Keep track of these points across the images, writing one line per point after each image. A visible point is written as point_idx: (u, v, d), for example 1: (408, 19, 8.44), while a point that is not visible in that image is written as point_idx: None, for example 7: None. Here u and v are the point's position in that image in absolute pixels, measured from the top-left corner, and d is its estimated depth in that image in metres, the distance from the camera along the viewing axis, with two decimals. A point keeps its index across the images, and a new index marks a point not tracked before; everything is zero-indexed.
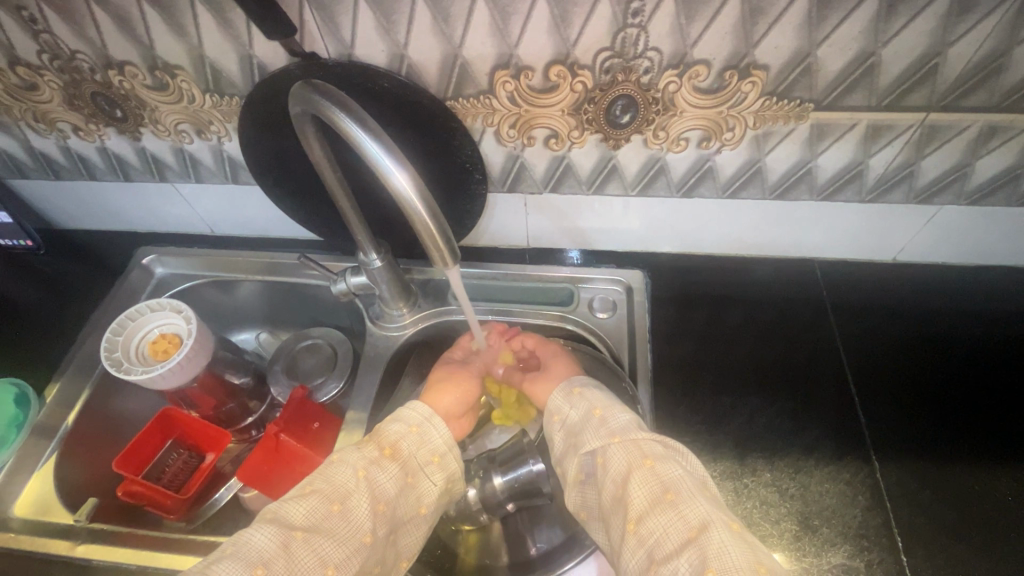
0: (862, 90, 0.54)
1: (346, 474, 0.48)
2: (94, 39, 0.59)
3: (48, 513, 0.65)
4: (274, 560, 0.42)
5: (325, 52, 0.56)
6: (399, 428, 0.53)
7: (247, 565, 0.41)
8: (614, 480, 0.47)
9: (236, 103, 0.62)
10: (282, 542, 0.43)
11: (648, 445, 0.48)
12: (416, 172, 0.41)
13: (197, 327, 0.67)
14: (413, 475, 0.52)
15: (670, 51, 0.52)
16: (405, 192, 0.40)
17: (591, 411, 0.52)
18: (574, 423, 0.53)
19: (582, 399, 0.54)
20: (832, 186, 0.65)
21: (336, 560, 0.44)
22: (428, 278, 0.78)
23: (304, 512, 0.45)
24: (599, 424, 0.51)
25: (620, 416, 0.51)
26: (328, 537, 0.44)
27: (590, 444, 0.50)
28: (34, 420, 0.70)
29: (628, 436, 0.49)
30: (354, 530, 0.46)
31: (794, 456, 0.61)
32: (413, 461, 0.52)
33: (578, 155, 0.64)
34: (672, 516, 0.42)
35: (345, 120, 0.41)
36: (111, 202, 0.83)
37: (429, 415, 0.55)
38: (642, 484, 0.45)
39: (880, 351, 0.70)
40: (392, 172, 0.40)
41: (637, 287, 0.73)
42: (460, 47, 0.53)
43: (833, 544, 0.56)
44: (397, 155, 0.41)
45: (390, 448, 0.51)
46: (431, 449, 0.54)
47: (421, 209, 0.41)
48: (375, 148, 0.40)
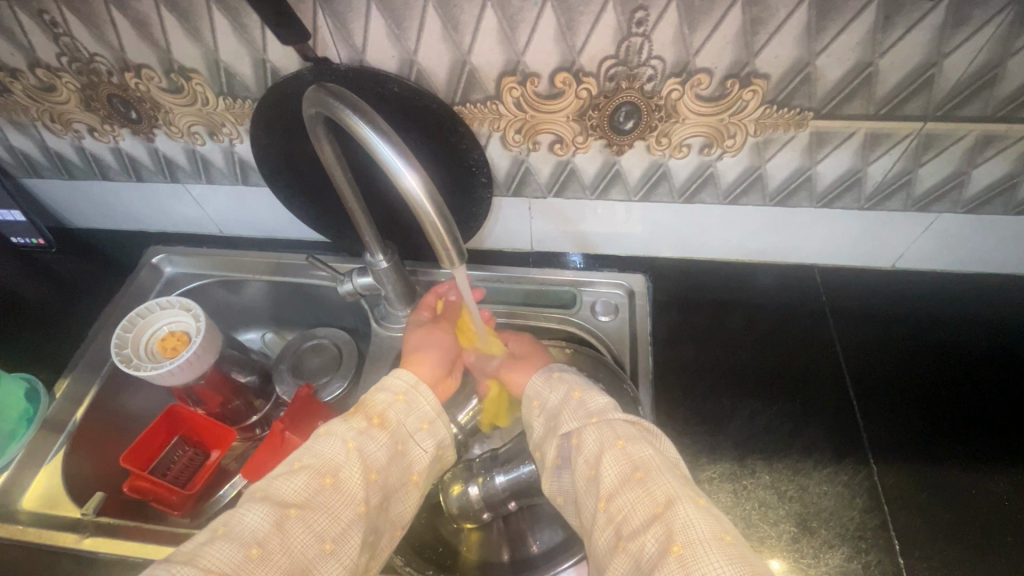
0: (860, 99, 0.55)
1: (335, 447, 0.48)
2: (113, 43, 0.60)
3: (54, 506, 0.65)
4: (269, 539, 0.42)
5: (337, 58, 0.57)
6: (387, 396, 0.55)
7: (242, 545, 0.41)
8: (586, 460, 0.48)
9: (249, 106, 0.64)
10: (276, 520, 0.43)
11: (622, 426, 0.48)
12: (425, 173, 0.42)
13: (206, 325, 0.69)
14: (404, 443, 0.53)
15: (673, 59, 0.53)
16: (415, 192, 0.41)
17: (569, 393, 0.54)
18: (553, 406, 0.54)
19: (561, 382, 0.56)
20: (832, 192, 0.66)
21: (331, 535, 0.44)
22: (433, 279, 0.80)
23: (297, 487, 0.45)
24: (576, 406, 0.52)
25: (597, 398, 0.52)
26: (323, 513, 0.45)
27: (568, 426, 0.51)
28: (44, 414, 0.71)
29: (605, 417, 0.49)
30: (348, 502, 0.46)
31: (793, 459, 0.62)
32: (402, 429, 0.53)
33: (582, 160, 0.65)
34: (640, 494, 0.43)
35: (358, 122, 0.42)
36: (122, 202, 0.85)
37: (414, 383, 0.57)
38: (613, 462, 0.46)
39: (879, 356, 0.70)
40: (403, 173, 0.41)
41: (638, 291, 0.75)
42: (468, 54, 0.55)
43: (832, 546, 0.56)
44: (409, 157, 0.42)
45: (378, 417, 0.52)
46: (420, 416, 0.55)
47: (429, 209, 0.42)
48: (387, 151, 0.41)
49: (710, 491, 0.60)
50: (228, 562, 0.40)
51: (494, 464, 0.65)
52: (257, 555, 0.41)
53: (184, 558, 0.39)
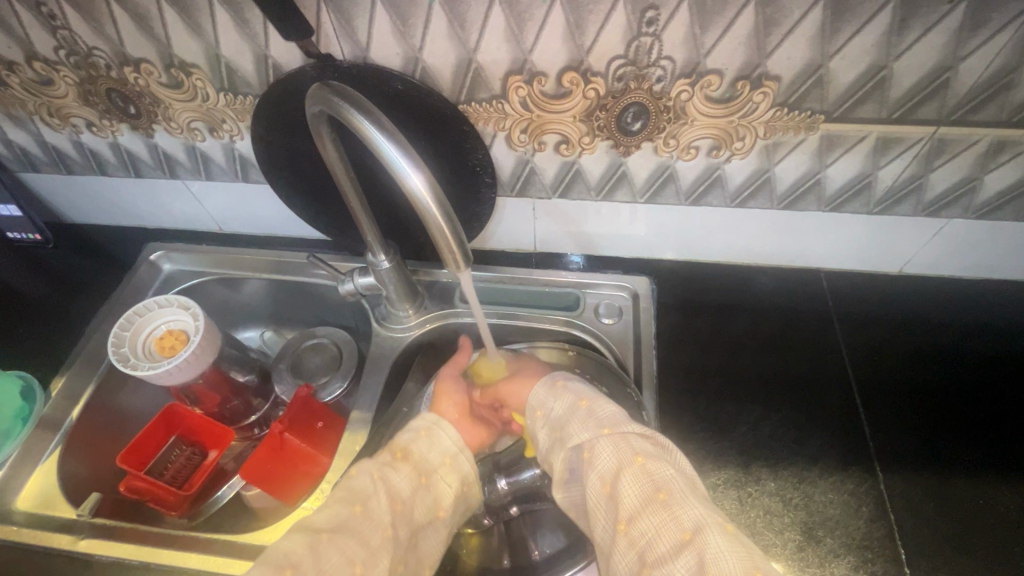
0: (873, 103, 0.54)
1: (364, 479, 0.49)
2: (112, 36, 0.59)
3: (49, 506, 0.65)
4: (302, 561, 0.42)
5: (340, 54, 0.56)
6: (410, 432, 0.55)
7: (276, 567, 0.41)
8: (602, 477, 0.46)
9: (250, 102, 0.63)
10: (311, 543, 0.43)
11: (637, 441, 0.47)
12: (431, 174, 0.41)
13: (204, 323, 0.68)
14: (427, 476, 0.52)
15: (683, 59, 0.52)
16: (419, 193, 0.40)
17: (577, 402, 0.53)
18: (559, 415, 0.53)
19: (566, 392, 0.54)
20: (840, 197, 0.65)
21: (363, 559, 0.44)
22: (435, 279, 0.79)
23: (329, 518, 0.46)
24: (587, 415, 0.51)
25: (606, 407, 0.51)
26: (353, 537, 0.45)
27: (578, 437, 0.49)
28: (40, 413, 0.70)
29: (618, 429, 0.48)
30: (375, 526, 0.46)
31: (798, 466, 0.61)
32: (426, 462, 0.53)
33: (589, 161, 0.64)
34: (664, 517, 0.42)
35: (363, 121, 0.41)
36: (121, 198, 0.84)
37: (436, 420, 0.56)
38: (633, 482, 0.44)
39: (886, 361, 0.70)
40: (408, 174, 0.40)
41: (643, 293, 0.74)
42: (474, 52, 0.54)
43: (836, 555, 0.56)
44: (414, 158, 0.40)
45: (401, 451, 0.52)
46: (442, 451, 0.54)
47: (434, 210, 0.40)
48: (391, 150, 0.40)
49: (714, 497, 0.60)
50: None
51: (496, 469, 0.65)
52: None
53: None
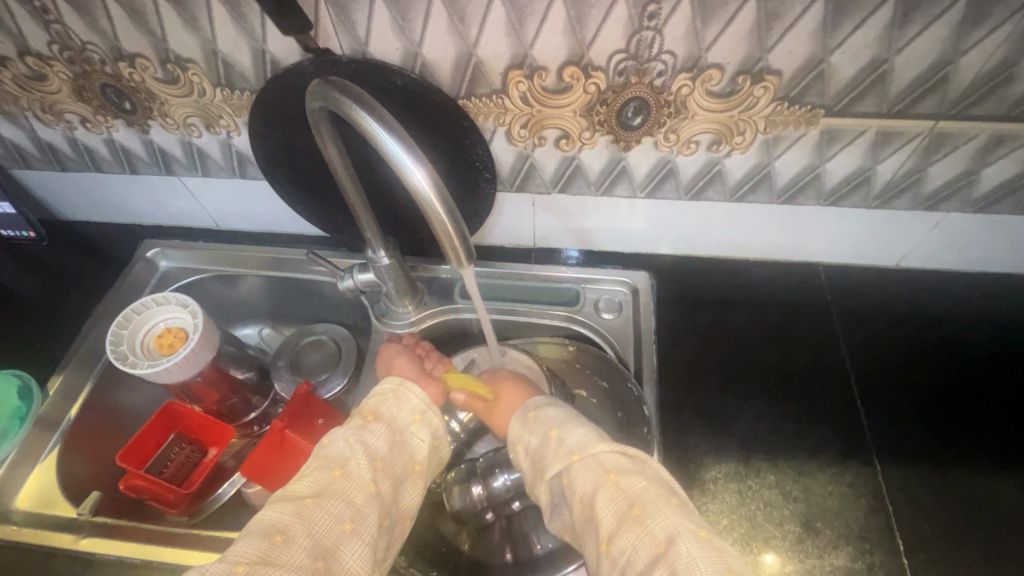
0: (872, 97, 0.54)
1: (340, 446, 0.51)
2: (106, 31, 0.58)
3: (50, 506, 0.64)
4: (290, 526, 0.45)
5: (339, 48, 0.56)
6: (377, 397, 0.56)
7: (265, 536, 0.44)
8: (581, 500, 0.47)
9: (248, 97, 0.62)
10: (296, 510, 0.46)
11: (609, 458, 0.48)
12: (432, 168, 0.40)
13: (202, 321, 0.68)
14: (399, 434, 0.54)
15: (684, 54, 0.52)
16: (421, 186, 0.39)
17: (547, 434, 0.52)
18: (535, 450, 0.53)
19: (537, 424, 0.54)
20: (840, 191, 0.65)
21: (350, 515, 0.47)
22: (434, 275, 0.79)
23: (310, 484, 0.48)
24: (556, 445, 0.51)
25: (574, 432, 0.51)
26: (338, 499, 0.47)
27: (553, 468, 0.50)
28: (39, 412, 0.70)
29: (586, 452, 0.49)
30: (357, 486, 0.48)
31: (798, 459, 0.62)
32: (397, 421, 0.54)
33: (589, 156, 0.64)
34: (640, 532, 0.43)
35: (362, 114, 0.40)
36: (117, 194, 0.82)
37: (400, 382, 0.57)
38: (608, 500, 0.45)
39: (883, 355, 0.70)
40: (410, 169, 0.39)
41: (642, 288, 0.75)
42: (474, 46, 0.54)
43: (836, 546, 0.56)
44: (416, 152, 0.40)
45: (372, 414, 0.54)
46: (411, 409, 0.56)
47: (436, 204, 0.40)
48: (393, 146, 0.39)
49: (715, 490, 0.60)
50: (255, 553, 0.42)
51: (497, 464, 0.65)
52: (282, 540, 0.44)
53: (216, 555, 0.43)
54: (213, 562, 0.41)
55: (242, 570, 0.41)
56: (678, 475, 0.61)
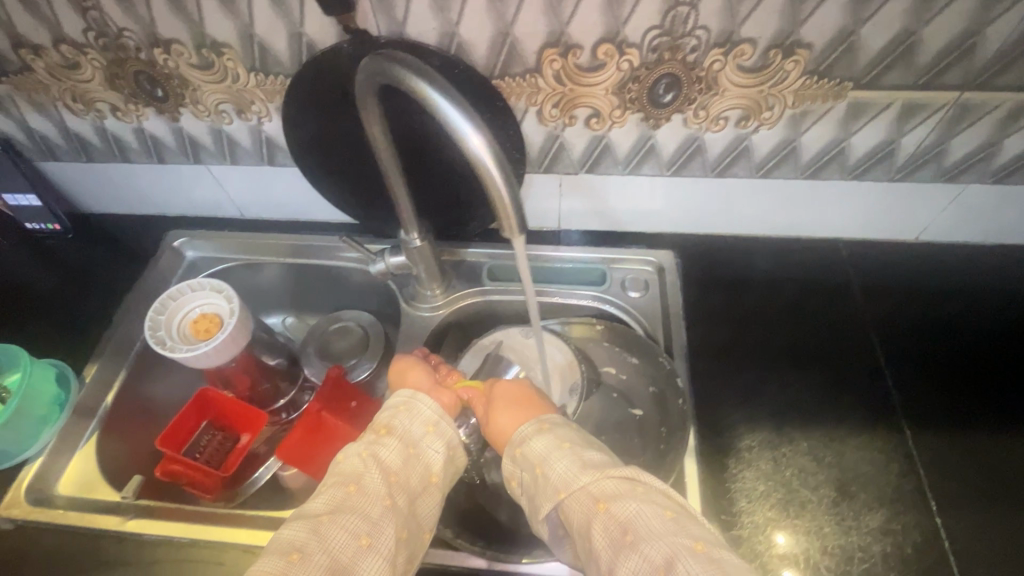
0: (900, 69, 0.55)
1: (352, 461, 0.51)
2: (143, 16, 0.59)
3: (92, 490, 0.65)
4: (307, 544, 0.45)
5: (376, 29, 0.57)
6: (389, 409, 0.55)
7: (283, 554, 0.45)
8: (580, 534, 0.47)
9: (282, 82, 0.63)
10: (313, 527, 0.46)
11: (597, 487, 0.47)
12: (489, 133, 0.41)
13: (239, 306, 0.69)
14: (414, 447, 0.53)
15: (718, 29, 0.54)
16: (477, 150, 0.41)
17: (534, 469, 0.50)
18: (528, 487, 0.51)
19: (522, 459, 0.51)
20: (863, 165, 0.66)
21: (366, 530, 0.47)
22: (460, 259, 0.80)
23: (325, 501, 0.48)
24: (544, 482, 0.49)
25: (558, 464, 0.49)
26: (353, 514, 0.47)
27: (546, 508, 0.49)
28: (76, 400, 0.70)
29: (572, 488, 0.48)
30: (373, 500, 0.48)
31: (829, 426, 0.63)
32: (410, 434, 0.53)
33: (618, 135, 0.65)
34: (637, 560, 0.43)
35: (420, 82, 0.42)
36: (143, 184, 0.83)
37: (412, 394, 0.56)
38: (602, 531, 0.45)
39: (904, 326, 0.72)
40: (467, 133, 0.41)
41: (667, 266, 0.76)
42: (511, 25, 0.55)
43: (870, 509, 0.58)
44: (473, 118, 0.41)
45: (384, 428, 0.53)
46: (424, 421, 0.54)
47: (493, 168, 0.41)
48: (451, 111, 0.41)
49: (750, 458, 0.61)
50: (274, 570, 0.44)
51: None
52: (299, 558, 0.44)
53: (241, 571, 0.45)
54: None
55: None
56: (712, 445, 0.63)
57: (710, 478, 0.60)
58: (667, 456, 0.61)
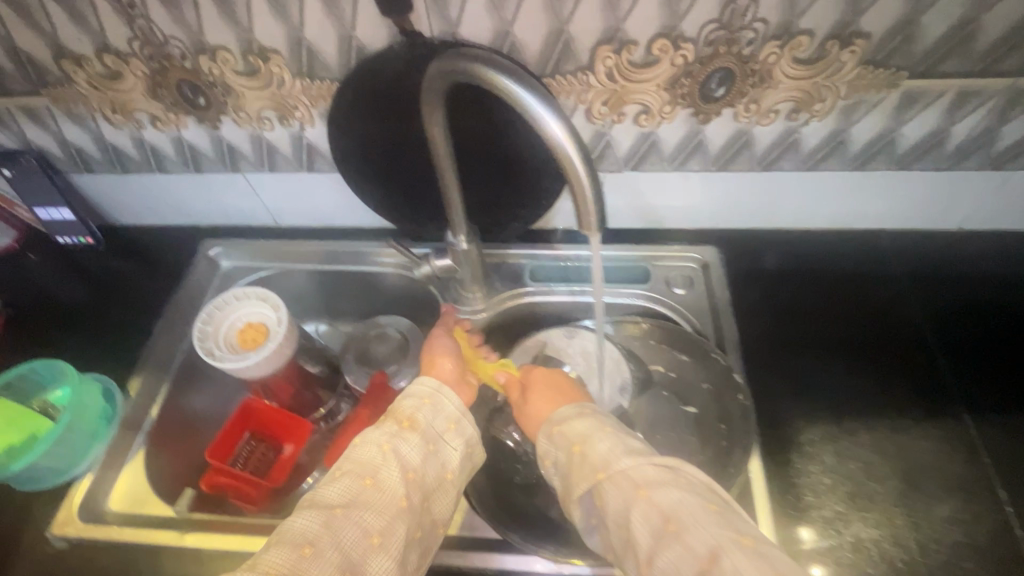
0: (958, 57, 0.56)
1: (371, 452, 0.50)
2: (192, 23, 0.59)
3: (143, 506, 0.64)
4: (319, 538, 0.45)
5: (429, 30, 0.57)
6: (413, 399, 0.53)
7: (296, 546, 0.44)
8: (615, 522, 0.44)
9: (328, 86, 0.62)
10: (327, 520, 0.46)
11: (638, 472, 0.44)
12: (569, 121, 0.42)
13: (286, 315, 0.68)
14: (434, 443, 0.51)
15: (776, 21, 0.54)
16: (559, 136, 0.41)
17: (570, 448, 0.48)
18: (561, 465, 0.49)
19: (561, 436, 0.50)
20: (912, 154, 0.66)
21: (379, 528, 0.46)
22: (501, 261, 0.79)
23: (339, 491, 0.48)
24: (582, 461, 0.47)
25: (599, 445, 0.47)
26: (367, 509, 0.47)
27: (579, 487, 0.46)
28: (122, 414, 0.69)
29: (612, 469, 0.45)
30: (389, 497, 0.48)
31: (889, 418, 0.63)
32: (432, 430, 0.52)
33: (666, 131, 0.65)
34: (679, 550, 0.40)
35: (499, 74, 0.42)
36: (177, 194, 0.82)
37: (438, 386, 0.54)
38: (642, 519, 0.42)
39: (953, 315, 0.71)
40: (547, 119, 0.41)
41: (712, 262, 0.75)
42: (567, 22, 0.54)
43: (939, 499, 0.58)
44: (555, 108, 0.42)
45: (408, 420, 0.51)
46: (446, 417, 0.53)
47: (577, 159, 0.41)
48: (531, 99, 0.41)
49: (814, 451, 0.61)
50: (285, 563, 0.43)
51: None
52: (310, 553, 0.44)
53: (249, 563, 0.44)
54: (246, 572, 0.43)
55: None
56: (773, 439, 0.62)
57: (774, 473, 0.60)
58: (731, 454, 0.60)
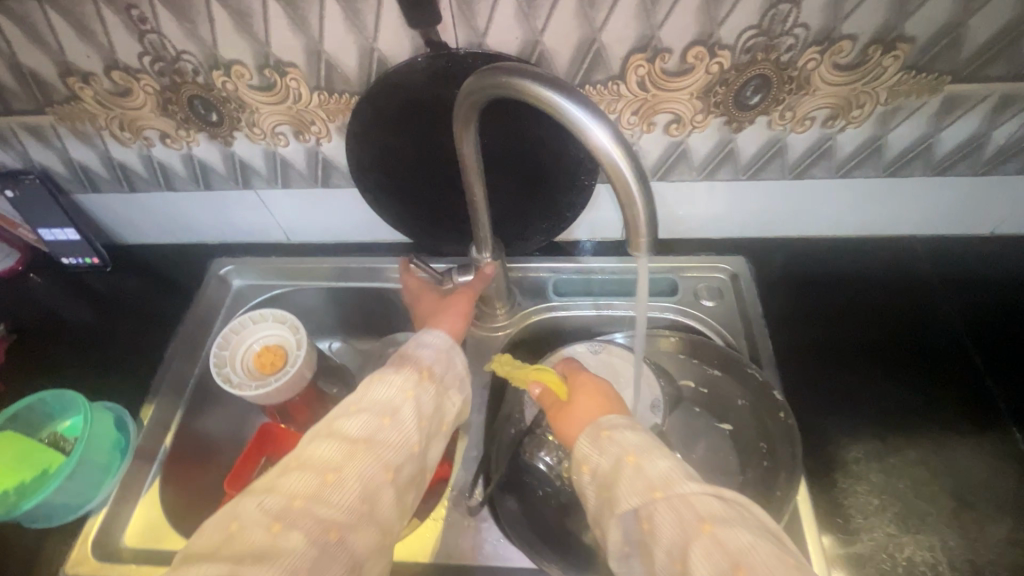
0: (1003, 61, 0.54)
1: (392, 393, 0.50)
2: (205, 38, 0.56)
3: (158, 540, 0.61)
4: (342, 467, 0.45)
5: (455, 41, 0.54)
6: (431, 352, 0.56)
7: (318, 472, 0.44)
8: (666, 553, 0.39)
9: (347, 100, 0.60)
10: (349, 452, 0.46)
11: (701, 502, 0.40)
12: (608, 125, 0.39)
13: (306, 337, 0.65)
14: (445, 396, 0.54)
15: (817, 27, 0.52)
16: (602, 141, 0.38)
17: (623, 458, 0.44)
18: (605, 474, 0.45)
19: (612, 444, 0.46)
20: (950, 160, 0.64)
21: (394, 466, 0.47)
22: (523, 275, 0.76)
23: (359, 426, 0.48)
24: (634, 475, 0.43)
25: (659, 462, 0.43)
26: (387, 446, 0.47)
27: (628, 503, 0.42)
28: (135, 444, 0.66)
29: (673, 492, 0.41)
30: (405, 438, 0.49)
31: (936, 434, 0.61)
32: (444, 382, 0.55)
33: (697, 140, 0.62)
34: None
35: (533, 82, 0.39)
36: (185, 211, 0.79)
37: (451, 346, 0.58)
38: (703, 558, 0.37)
39: (993, 324, 0.69)
40: (587, 123, 0.38)
41: (742, 273, 0.72)
42: (599, 31, 0.52)
43: (993, 519, 0.55)
44: (596, 113, 0.39)
45: (427, 370, 0.54)
46: (456, 374, 0.56)
47: (628, 174, 0.38)
48: (568, 102, 0.39)
49: (859, 471, 0.59)
50: (308, 488, 0.43)
51: None
52: (333, 480, 0.44)
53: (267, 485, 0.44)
54: (269, 495, 0.43)
55: (298, 504, 0.42)
56: (815, 458, 0.60)
57: (820, 494, 0.57)
58: (776, 477, 0.57)
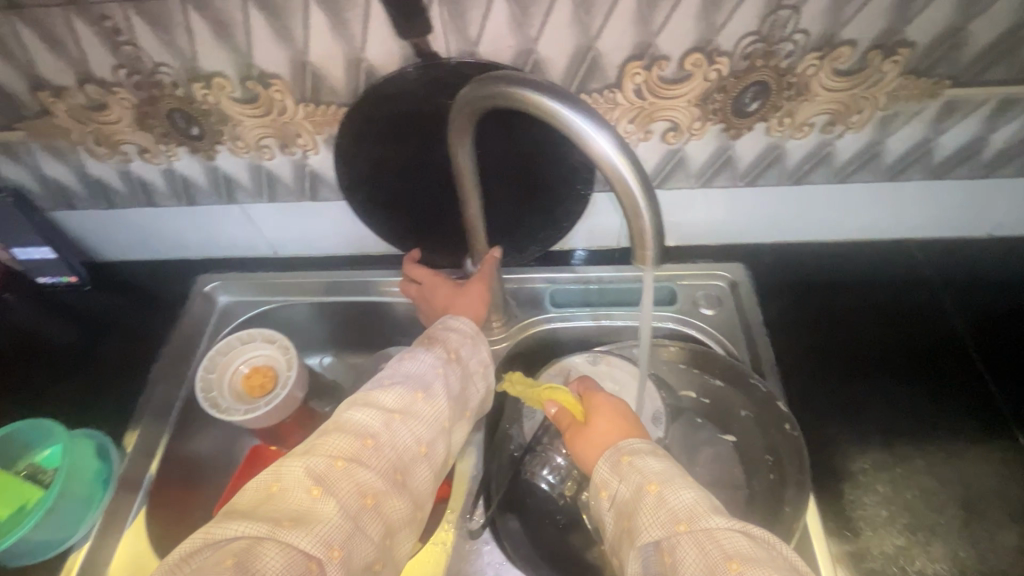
0: (1004, 64, 0.54)
1: (425, 367, 0.50)
2: (184, 49, 0.54)
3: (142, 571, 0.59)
4: (380, 434, 0.45)
5: (447, 50, 0.53)
6: (460, 336, 0.55)
7: (357, 437, 0.44)
8: None
9: (335, 111, 0.58)
10: (386, 420, 0.46)
11: (728, 539, 0.38)
12: (617, 140, 0.37)
13: (297, 357, 0.63)
14: (471, 379, 0.53)
15: (818, 32, 0.51)
16: (608, 153, 0.37)
17: (644, 487, 0.43)
18: (626, 503, 0.43)
19: (633, 471, 0.44)
20: (949, 163, 0.63)
21: (426, 440, 0.47)
22: (519, 286, 0.74)
23: (394, 397, 0.47)
24: (656, 505, 0.41)
25: (682, 494, 0.41)
26: (421, 419, 0.47)
27: (651, 535, 0.40)
28: (118, 473, 0.63)
29: (698, 524, 0.39)
30: (436, 415, 0.48)
31: (943, 441, 0.60)
32: (469, 366, 0.54)
33: (695, 148, 0.61)
34: None
35: (537, 96, 0.38)
36: (167, 227, 0.76)
37: (476, 332, 0.56)
38: None
39: (994, 327, 0.69)
40: (592, 135, 0.37)
41: (741, 281, 0.71)
42: (596, 38, 0.51)
43: (1003, 528, 0.55)
44: (603, 127, 0.37)
45: (456, 352, 0.53)
46: (479, 360, 0.55)
47: (637, 189, 0.37)
48: (574, 117, 0.37)
49: (869, 481, 0.58)
50: (348, 449, 0.43)
51: None
52: (371, 445, 0.44)
53: (304, 447, 0.44)
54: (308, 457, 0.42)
55: (340, 465, 0.42)
56: (822, 469, 0.59)
57: (830, 507, 0.56)
58: (783, 492, 0.56)
